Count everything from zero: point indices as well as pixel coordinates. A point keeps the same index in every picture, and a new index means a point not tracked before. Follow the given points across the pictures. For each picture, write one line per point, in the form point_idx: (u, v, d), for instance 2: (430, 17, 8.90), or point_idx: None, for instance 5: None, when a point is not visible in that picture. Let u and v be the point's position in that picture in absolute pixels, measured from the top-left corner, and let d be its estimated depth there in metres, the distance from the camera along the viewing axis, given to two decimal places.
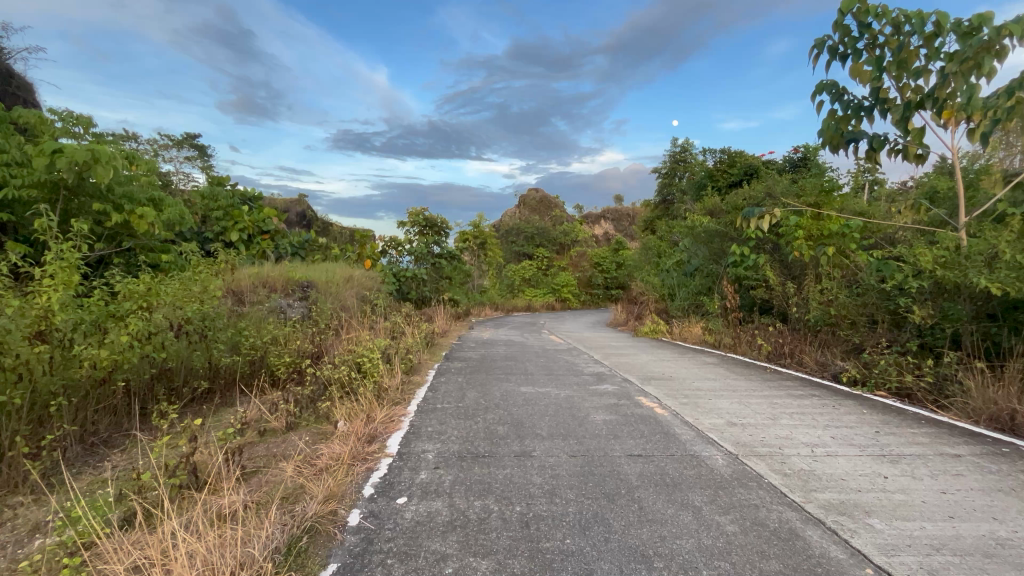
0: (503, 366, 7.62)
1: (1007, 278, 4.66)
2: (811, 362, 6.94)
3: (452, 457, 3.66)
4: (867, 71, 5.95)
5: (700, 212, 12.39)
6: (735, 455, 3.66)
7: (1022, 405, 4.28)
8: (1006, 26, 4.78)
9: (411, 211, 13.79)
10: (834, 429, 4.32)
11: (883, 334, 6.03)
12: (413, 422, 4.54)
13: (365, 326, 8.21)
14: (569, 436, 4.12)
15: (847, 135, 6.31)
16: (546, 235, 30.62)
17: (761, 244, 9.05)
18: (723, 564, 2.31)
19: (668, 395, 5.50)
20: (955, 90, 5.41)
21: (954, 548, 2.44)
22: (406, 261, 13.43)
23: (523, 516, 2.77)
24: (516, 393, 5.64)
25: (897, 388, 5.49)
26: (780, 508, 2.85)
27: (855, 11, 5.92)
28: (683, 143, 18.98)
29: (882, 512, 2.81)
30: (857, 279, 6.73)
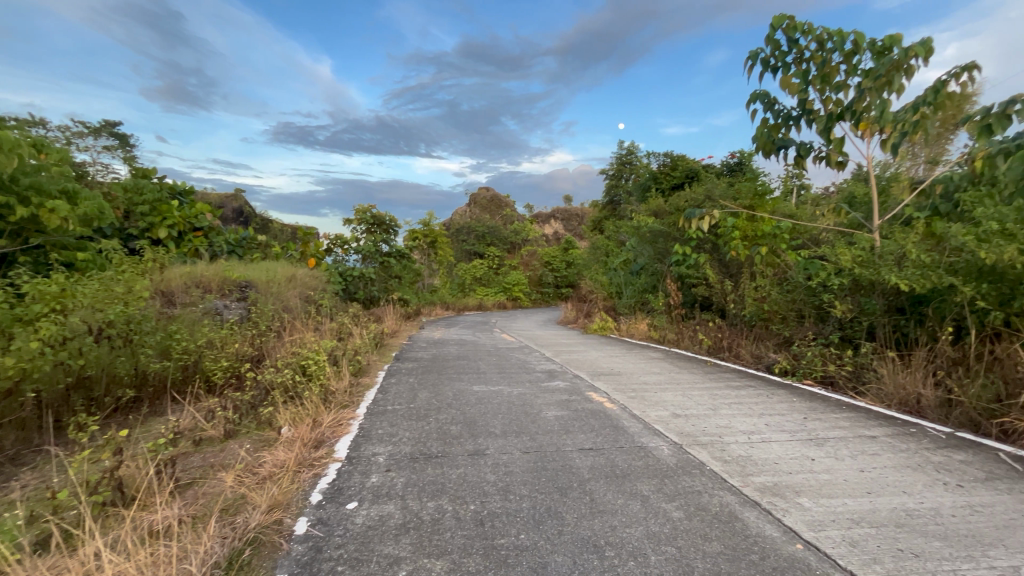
0: (455, 365, 7.57)
1: (913, 276, 5.14)
2: (746, 355, 7.38)
3: (404, 459, 3.59)
4: (795, 84, 6.40)
5: (646, 213, 12.87)
6: (679, 445, 3.84)
7: (927, 390, 4.76)
8: (913, 47, 5.30)
9: (358, 208, 13.41)
10: (767, 417, 4.62)
11: (810, 328, 6.51)
12: (363, 425, 4.42)
13: (310, 327, 7.87)
14: (522, 433, 4.15)
15: (778, 142, 6.76)
16: (497, 235, 30.78)
17: (702, 244, 9.52)
18: (670, 549, 2.41)
19: (617, 390, 5.68)
20: (869, 104, 5.92)
21: (870, 520, 2.68)
22: (354, 260, 13.04)
23: (477, 514, 2.77)
24: (469, 392, 5.63)
25: (821, 377, 5.95)
26: (721, 493, 3.01)
27: (784, 27, 6.36)
28: (629, 146, 19.62)
29: (810, 491, 3.04)
30: (786, 277, 7.24)
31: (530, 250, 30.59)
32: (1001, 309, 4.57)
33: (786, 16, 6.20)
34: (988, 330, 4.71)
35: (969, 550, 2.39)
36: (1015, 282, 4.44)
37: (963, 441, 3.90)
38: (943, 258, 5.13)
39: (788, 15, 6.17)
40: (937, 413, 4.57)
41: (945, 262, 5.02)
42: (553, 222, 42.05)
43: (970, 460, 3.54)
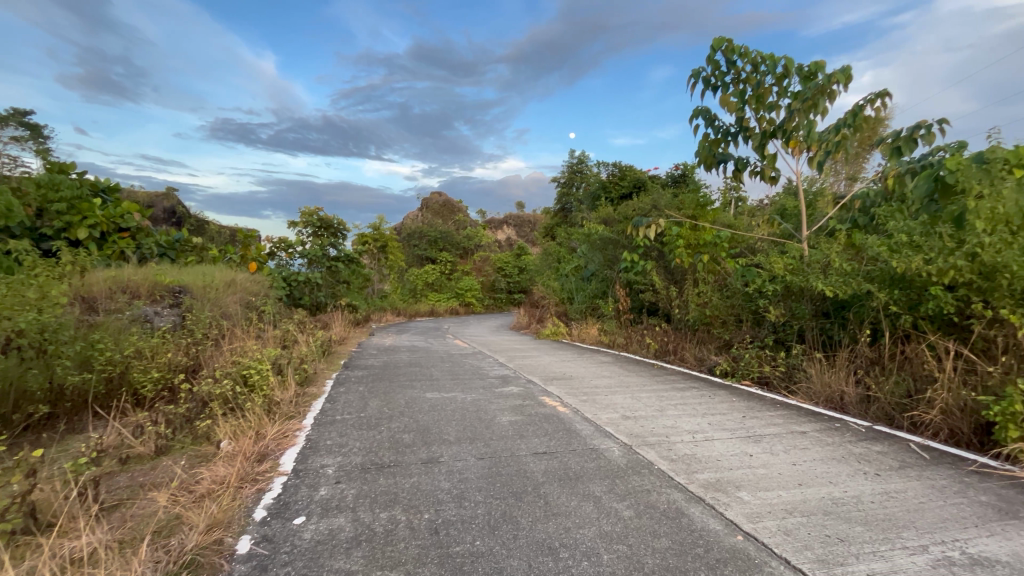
0: (407, 372, 7.44)
1: (837, 283, 5.59)
2: (691, 358, 7.74)
3: (355, 470, 3.49)
4: (733, 102, 6.82)
5: (596, 221, 13.24)
6: (629, 445, 3.96)
7: (849, 388, 5.19)
8: (834, 74, 5.81)
9: (304, 210, 12.94)
10: (709, 416, 4.87)
11: (747, 331, 6.93)
12: (310, 436, 4.25)
13: (252, 334, 7.48)
14: (476, 439, 4.14)
15: (718, 156, 7.16)
16: (449, 240, 30.65)
17: (649, 251, 9.92)
18: (621, 547, 2.48)
19: (569, 394, 5.79)
20: (799, 124, 6.40)
21: (802, 509, 2.88)
22: (298, 264, 12.54)
23: (432, 523, 2.73)
24: (422, 399, 5.54)
25: (757, 377, 6.34)
26: (669, 491, 3.14)
27: (723, 48, 6.77)
28: (580, 155, 20.14)
29: (748, 485, 3.22)
30: (726, 284, 7.67)
31: (483, 256, 30.52)
32: (910, 313, 5.01)
33: (725, 38, 6.62)
34: (900, 332, 5.16)
35: (886, 532, 2.63)
36: (921, 289, 4.89)
37: (879, 433, 4.29)
38: (861, 266, 5.61)
39: (726, 38, 6.60)
40: (858, 409, 4.99)
41: (863, 270, 5.50)
42: (506, 228, 42.35)
43: (885, 450, 3.90)
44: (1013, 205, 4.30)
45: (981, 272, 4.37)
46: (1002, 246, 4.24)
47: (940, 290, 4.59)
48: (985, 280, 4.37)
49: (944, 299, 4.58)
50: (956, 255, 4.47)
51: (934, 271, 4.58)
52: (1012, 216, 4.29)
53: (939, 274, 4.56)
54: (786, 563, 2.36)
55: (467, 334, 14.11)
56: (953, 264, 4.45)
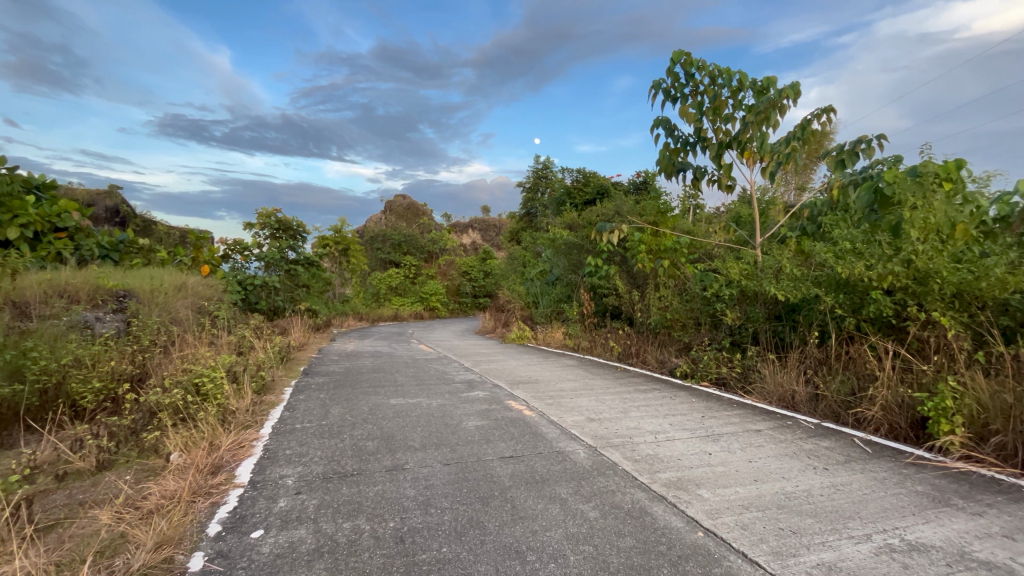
0: (370, 378, 7.29)
1: (788, 287, 5.87)
2: (653, 360, 7.95)
3: (316, 480, 3.39)
4: (691, 113, 7.08)
5: (561, 225, 13.42)
6: (594, 447, 4.02)
7: (800, 387, 5.45)
8: (785, 89, 6.13)
9: (261, 212, 12.50)
10: (671, 417, 5.01)
11: (705, 334, 7.19)
12: (268, 446, 4.09)
13: (204, 341, 7.13)
14: (442, 444, 4.10)
15: (678, 165, 7.40)
16: (414, 243, 30.34)
17: (612, 256, 10.15)
18: (588, 548, 2.52)
19: (535, 397, 5.82)
20: (752, 136, 6.71)
21: (757, 504, 3.00)
22: (255, 267, 12.07)
23: (397, 531, 2.68)
24: (386, 406, 5.44)
25: (715, 378, 6.59)
26: (633, 491, 3.21)
27: (682, 61, 7.03)
28: (545, 161, 20.39)
29: (708, 483, 3.33)
30: (685, 288, 7.93)
31: (448, 260, 30.23)
32: (853, 316, 5.31)
33: (683, 51, 6.88)
34: (845, 333, 5.46)
35: (834, 523, 2.78)
36: (863, 293, 5.19)
37: (827, 429, 4.53)
38: (809, 272, 5.91)
39: (685, 51, 6.86)
40: (807, 407, 5.26)
41: (812, 275, 5.80)
42: (471, 232, 42.26)
43: (832, 446, 4.12)
44: (943, 216, 4.74)
45: (915, 278, 4.73)
46: (932, 253, 4.65)
47: (879, 294, 4.90)
48: (919, 285, 4.73)
49: (883, 303, 4.90)
50: (894, 261, 4.80)
51: (874, 276, 4.90)
52: (942, 226, 4.71)
53: (879, 279, 4.89)
54: (743, 556, 2.46)
55: (436, 334, 15.76)
56: (891, 270, 4.79)
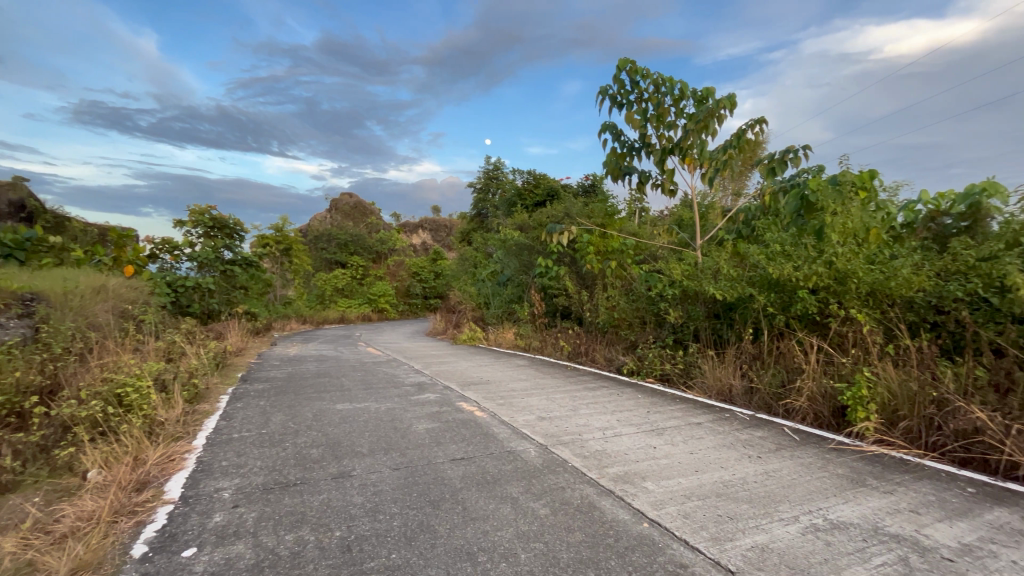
0: (315, 384, 7.01)
1: (726, 287, 6.20)
2: (601, 358, 8.17)
3: (255, 491, 3.21)
4: (636, 119, 7.34)
5: (512, 226, 13.51)
6: (545, 446, 4.07)
7: (736, 381, 5.79)
8: (722, 100, 6.49)
9: (193, 208, 11.71)
10: (618, 413, 5.16)
11: (650, 333, 7.46)
12: (202, 458, 3.84)
13: (128, 348, 6.58)
14: (391, 449, 4.00)
15: (624, 169, 7.65)
16: (361, 243, 29.57)
17: (562, 258, 10.35)
18: (539, 545, 2.54)
19: (486, 398, 5.82)
20: (693, 143, 7.06)
21: (698, 493, 3.15)
22: (186, 268, 11.29)
23: (344, 540, 2.59)
24: (332, 412, 5.25)
25: (660, 374, 6.86)
26: (582, 486, 3.28)
27: (628, 69, 7.28)
28: (495, 162, 20.44)
29: (653, 475, 3.46)
30: (632, 288, 8.23)
31: (397, 261, 29.52)
32: (783, 313, 5.68)
33: (629, 60, 7.13)
34: (775, 329, 5.84)
35: (766, 507, 2.96)
36: (791, 292, 5.57)
37: (760, 420, 4.84)
38: (744, 272, 6.28)
39: (631, 60, 7.11)
40: (743, 399, 5.60)
41: (746, 275, 6.17)
42: (420, 232, 41.70)
43: (765, 435, 4.40)
44: (859, 221, 5.27)
45: (836, 278, 5.13)
46: (850, 256, 5.08)
47: (805, 293, 5.29)
48: (839, 284, 5.13)
49: (809, 301, 5.29)
50: (818, 262, 5.20)
51: (801, 277, 5.27)
52: (858, 230, 5.24)
53: (805, 279, 5.27)
54: (686, 544, 2.57)
55: (385, 334, 16.44)
56: (815, 271, 5.18)
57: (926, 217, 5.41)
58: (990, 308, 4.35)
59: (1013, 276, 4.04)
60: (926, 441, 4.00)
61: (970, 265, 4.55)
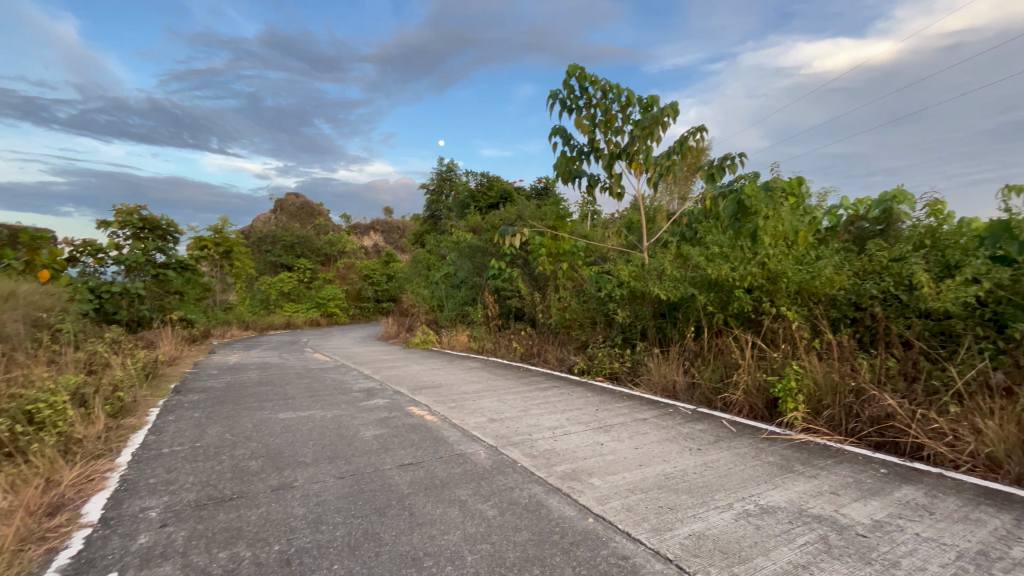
0: (257, 392, 6.69)
1: (670, 287, 6.45)
2: (553, 359, 8.28)
3: (186, 509, 3.02)
4: (585, 124, 7.52)
5: (465, 228, 13.47)
6: (495, 447, 4.08)
7: (679, 377, 6.04)
8: (666, 108, 6.77)
9: (119, 207, 10.87)
10: (568, 412, 5.27)
11: (600, 332, 7.66)
12: (127, 476, 3.57)
13: (41, 360, 6.01)
14: (336, 457, 3.88)
15: (574, 172, 7.81)
16: (309, 245, 28.60)
17: (514, 260, 10.44)
18: (486, 547, 2.55)
19: (438, 402, 5.77)
20: (639, 149, 7.31)
21: (641, 487, 3.27)
22: (112, 272, 10.45)
23: (282, 554, 2.49)
24: (273, 421, 5.02)
25: (609, 372, 7.04)
26: (530, 486, 3.31)
27: (577, 74, 7.44)
28: (449, 163, 20.32)
29: (599, 471, 3.55)
30: (582, 290, 8.44)
31: (347, 263, 28.60)
32: (721, 312, 5.99)
33: (578, 66, 7.29)
34: (715, 327, 6.14)
35: (703, 496, 3.12)
36: (729, 291, 5.89)
37: (701, 414, 5.08)
38: (686, 273, 6.57)
39: (580, 66, 7.29)
40: (686, 394, 5.84)
41: (688, 276, 6.45)
42: (371, 235, 40.73)
43: (705, 428, 4.62)
44: (789, 225, 5.65)
45: (768, 278, 5.47)
46: (780, 257, 5.44)
47: (741, 292, 5.61)
48: (770, 284, 5.48)
49: (744, 300, 5.62)
50: (752, 263, 5.53)
51: (737, 277, 5.59)
52: (788, 233, 5.62)
53: (741, 279, 5.59)
54: (628, 536, 2.65)
55: (337, 338, 16.66)
56: (750, 271, 5.50)
57: (847, 221, 5.87)
58: (899, 304, 4.78)
59: (919, 275, 4.47)
60: (846, 428, 4.34)
61: (884, 265, 4.97)
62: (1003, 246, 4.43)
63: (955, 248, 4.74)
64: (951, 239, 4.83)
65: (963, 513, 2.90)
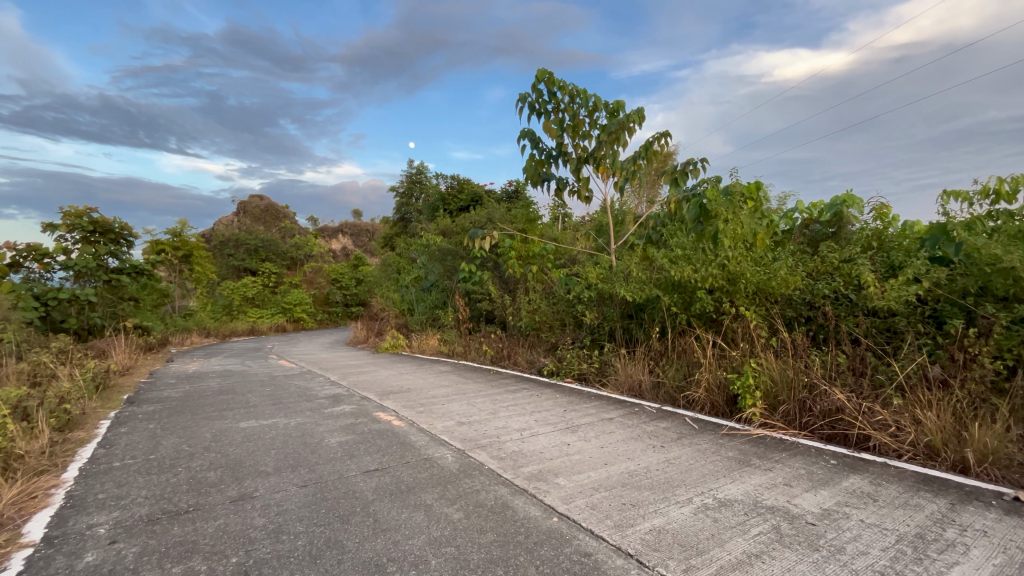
0: (217, 401, 6.47)
1: (636, 288, 6.60)
2: (523, 361, 8.32)
3: (138, 524, 2.90)
4: (554, 128, 7.63)
5: (435, 231, 13.41)
6: (462, 451, 4.08)
7: (645, 376, 6.17)
8: (632, 114, 6.94)
9: (68, 209, 10.33)
10: (536, 413, 5.32)
11: (570, 334, 7.76)
12: (75, 492, 3.40)
13: None
14: (299, 466, 3.80)
15: (542, 175, 7.89)
16: (274, 249, 27.81)
17: (485, 263, 10.46)
18: (450, 549, 2.55)
19: (406, 406, 5.72)
20: (606, 153, 7.46)
21: (605, 485, 3.33)
22: (59, 278, 9.92)
23: (240, 566, 2.43)
24: (234, 431, 4.87)
25: (577, 373, 7.13)
26: (496, 488, 3.33)
27: (545, 79, 7.55)
28: (419, 166, 20.20)
29: (565, 471, 3.60)
30: (552, 292, 8.56)
31: (314, 266, 27.93)
32: (685, 312, 6.17)
33: (547, 71, 7.40)
34: (678, 327, 6.31)
35: (665, 492, 3.21)
36: (691, 292, 6.06)
37: (666, 412, 5.21)
38: (651, 275, 6.73)
39: (548, 71, 7.39)
40: (651, 393, 5.98)
41: (653, 278, 6.61)
42: (340, 238, 39.96)
43: (669, 426, 4.76)
44: (748, 228, 5.87)
45: (728, 279, 5.67)
46: (739, 259, 5.65)
47: (703, 293, 5.79)
48: (730, 284, 5.68)
49: (706, 300, 5.80)
50: (713, 265, 5.72)
51: (699, 278, 5.76)
52: (747, 236, 5.83)
53: (702, 280, 5.77)
54: (591, 534, 2.70)
55: (303, 344, 16.23)
56: (711, 272, 5.69)
57: (802, 224, 6.15)
58: (849, 303, 5.03)
59: (866, 276, 4.72)
60: (800, 422, 4.54)
61: (835, 266, 5.21)
62: (941, 247, 4.74)
63: (899, 250, 5.04)
64: (895, 241, 5.13)
65: (903, 499, 3.09)
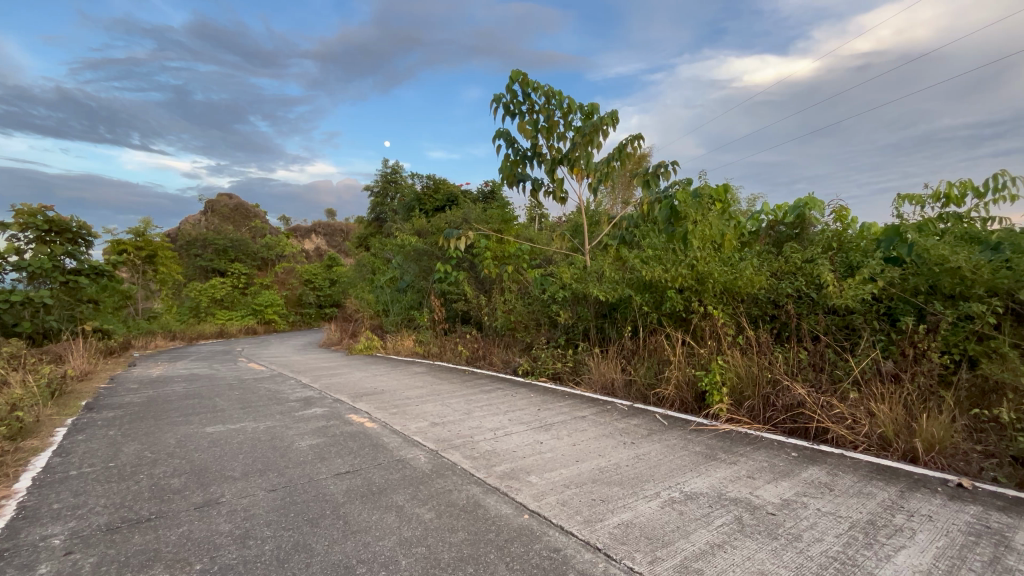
0: (182, 406, 6.27)
1: (609, 287, 6.71)
2: (498, 361, 8.36)
3: (95, 534, 2.80)
4: (529, 129, 7.68)
5: (410, 232, 13.31)
6: (435, 451, 4.08)
7: (617, 374, 6.28)
8: (605, 116, 7.06)
9: (20, 207, 9.83)
10: (510, 413, 5.35)
11: (545, 333, 7.84)
12: (26, 503, 3.25)
13: None
14: (268, 470, 3.73)
15: (518, 175, 7.93)
16: (244, 249, 27.08)
17: (461, 263, 10.49)
18: (421, 549, 2.56)
19: (379, 408, 5.67)
20: (581, 155, 7.56)
21: (576, 481, 3.39)
22: (11, 279, 9.43)
23: (205, 573, 2.38)
24: (200, 436, 4.73)
25: (552, 372, 7.19)
26: (468, 487, 3.35)
27: (520, 79, 7.59)
28: (394, 166, 20.02)
29: (537, 469, 3.64)
30: (527, 292, 8.62)
31: (286, 267, 27.33)
32: (655, 312, 6.29)
33: (521, 72, 7.44)
34: (650, 326, 6.43)
35: (634, 487, 3.28)
36: (662, 291, 6.19)
37: (637, 409, 5.32)
38: (623, 275, 6.85)
39: (523, 72, 7.43)
40: (623, 391, 6.09)
41: (625, 278, 6.74)
42: (313, 238, 39.21)
43: (639, 422, 4.86)
44: (716, 229, 6.04)
45: (697, 279, 5.82)
46: (707, 259, 5.81)
47: (673, 292, 5.92)
48: (699, 284, 5.83)
49: (676, 299, 5.93)
50: (683, 265, 5.87)
51: (669, 278, 5.90)
52: (715, 236, 6.00)
53: (672, 279, 5.90)
54: (561, 530, 2.75)
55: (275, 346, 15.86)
56: (680, 272, 5.84)
57: (768, 226, 6.35)
58: (810, 301, 5.23)
59: (826, 275, 4.91)
60: (764, 416, 4.71)
61: (798, 266, 5.39)
62: (895, 248, 4.97)
63: (857, 251, 5.27)
64: (854, 242, 5.36)
65: (857, 488, 3.25)
